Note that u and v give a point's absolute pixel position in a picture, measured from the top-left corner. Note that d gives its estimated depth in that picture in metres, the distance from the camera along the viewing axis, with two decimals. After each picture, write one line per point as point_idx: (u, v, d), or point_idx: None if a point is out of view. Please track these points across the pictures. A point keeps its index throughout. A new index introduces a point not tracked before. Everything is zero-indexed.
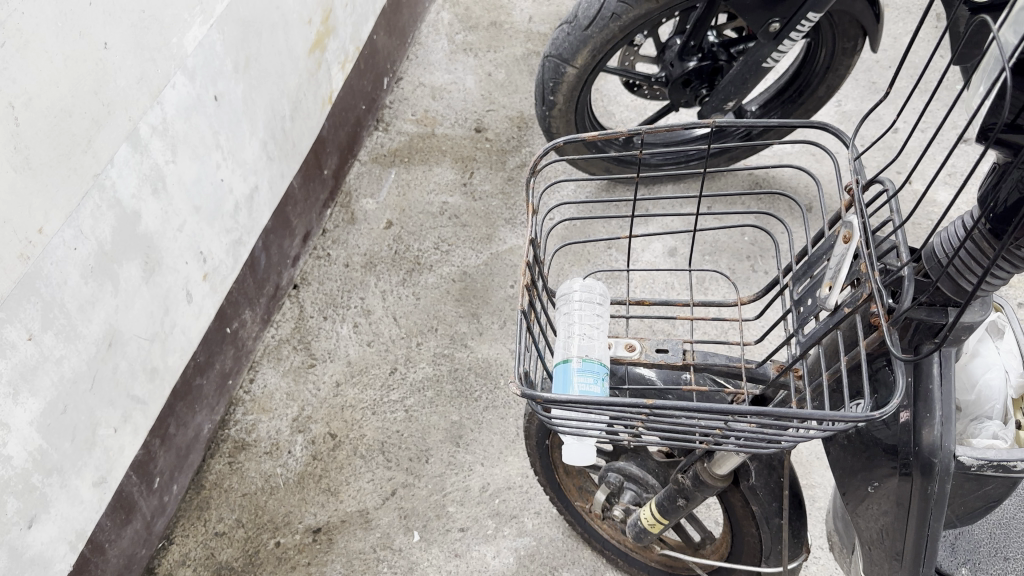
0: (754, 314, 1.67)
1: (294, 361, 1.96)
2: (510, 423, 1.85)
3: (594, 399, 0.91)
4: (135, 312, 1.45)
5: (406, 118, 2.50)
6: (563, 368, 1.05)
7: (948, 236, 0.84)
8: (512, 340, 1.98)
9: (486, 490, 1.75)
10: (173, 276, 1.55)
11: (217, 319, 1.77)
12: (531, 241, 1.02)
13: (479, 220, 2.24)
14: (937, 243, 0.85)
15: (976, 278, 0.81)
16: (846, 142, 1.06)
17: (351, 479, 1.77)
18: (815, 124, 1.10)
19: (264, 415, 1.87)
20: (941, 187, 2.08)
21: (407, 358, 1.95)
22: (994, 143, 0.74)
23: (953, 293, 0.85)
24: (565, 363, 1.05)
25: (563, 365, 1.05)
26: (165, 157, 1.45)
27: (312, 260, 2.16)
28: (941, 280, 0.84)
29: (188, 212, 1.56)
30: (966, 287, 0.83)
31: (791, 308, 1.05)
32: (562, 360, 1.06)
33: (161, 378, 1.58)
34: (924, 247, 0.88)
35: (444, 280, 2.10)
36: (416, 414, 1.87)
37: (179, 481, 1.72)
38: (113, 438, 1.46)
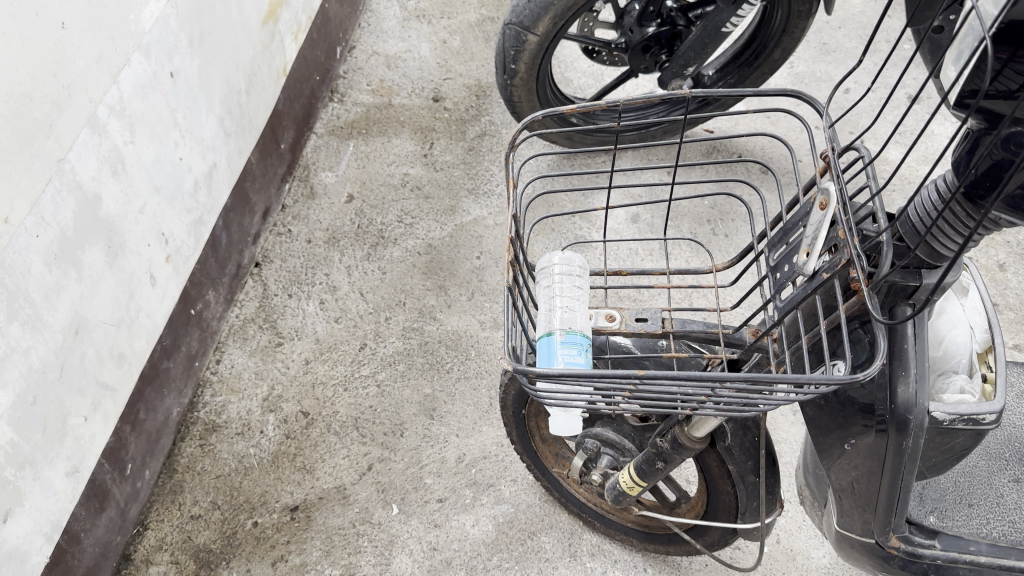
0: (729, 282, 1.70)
1: (261, 341, 1.93)
2: (483, 393, 1.86)
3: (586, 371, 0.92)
4: (99, 298, 1.42)
5: (361, 88, 2.46)
6: (546, 342, 1.07)
7: (925, 204, 0.87)
8: (481, 311, 1.99)
9: (462, 460, 1.77)
10: (136, 260, 1.52)
11: (181, 301, 1.73)
12: (513, 217, 1.02)
13: (441, 191, 2.23)
14: (914, 210, 0.89)
15: (957, 243, 0.84)
16: (817, 108, 1.07)
17: (326, 457, 1.77)
18: (784, 90, 1.10)
19: (234, 396, 1.85)
20: (893, 147, 2.14)
21: (376, 334, 1.94)
22: (974, 111, 0.77)
23: (931, 258, 0.88)
24: (548, 336, 1.07)
25: (547, 339, 1.07)
26: (124, 138, 1.41)
27: (272, 237, 2.12)
28: (921, 247, 0.87)
29: (149, 194, 1.52)
30: (947, 252, 0.86)
31: (767, 275, 1.07)
32: (546, 333, 1.07)
33: (129, 364, 1.55)
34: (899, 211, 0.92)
35: (409, 254, 2.09)
36: (388, 389, 1.86)
37: (151, 466, 1.69)
38: (83, 426, 1.43)
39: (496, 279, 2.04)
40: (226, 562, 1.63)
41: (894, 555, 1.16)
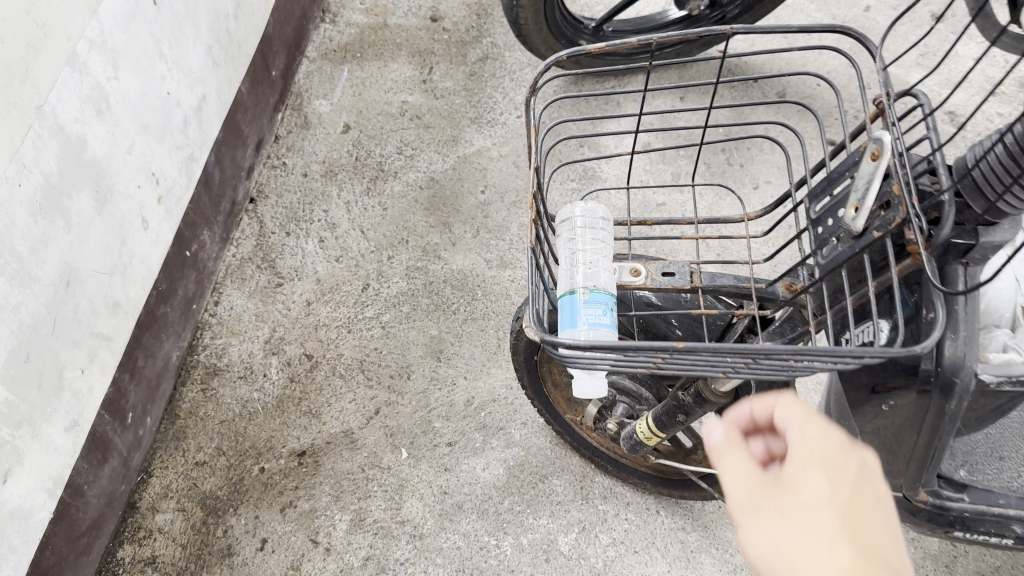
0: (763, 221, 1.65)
1: (260, 281, 1.87)
2: (491, 334, 1.81)
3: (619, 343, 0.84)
4: (90, 246, 1.35)
5: (354, 8, 2.32)
6: (569, 301, 1.01)
7: (992, 168, 0.80)
8: (486, 249, 1.92)
9: (471, 404, 1.73)
10: (126, 203, 1.44)
11: (176, 243, 1.66)
12: (535, 169, 0.96)
13: (442, 121, 2.13)
14: (970, 155, 0.84)
15: None
16: (866, 46, 0.98)
17: (332, 401, 1.73)
18: (828, 26, 1.01)
19: (234, 338, 1.80)
20: (915, 71, 2.05)
21: (379, 273, 1.88)
22: None
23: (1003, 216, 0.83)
24: (572, 295, 1.01)
25: (571, 298, 1.01)
26: (107, 74, 1.32)
27: (266, 170, 2.03)
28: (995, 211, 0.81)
29: (136, 132, 1.43)
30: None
31: (808, 227, 1.01)
32: (570, 292, 1.01)
33: (125, 312, 1.49)
34: (956, 158, 0.86)
35: (411, 188, 2.01)
36: (393, 331, 1.81)
37: (152, 413, 1.64)
38: (81, 379, 1.38)
39: (502, 214, 1.97)
40: (234, 508, 1.61)
41: (921, 508, 1.14)
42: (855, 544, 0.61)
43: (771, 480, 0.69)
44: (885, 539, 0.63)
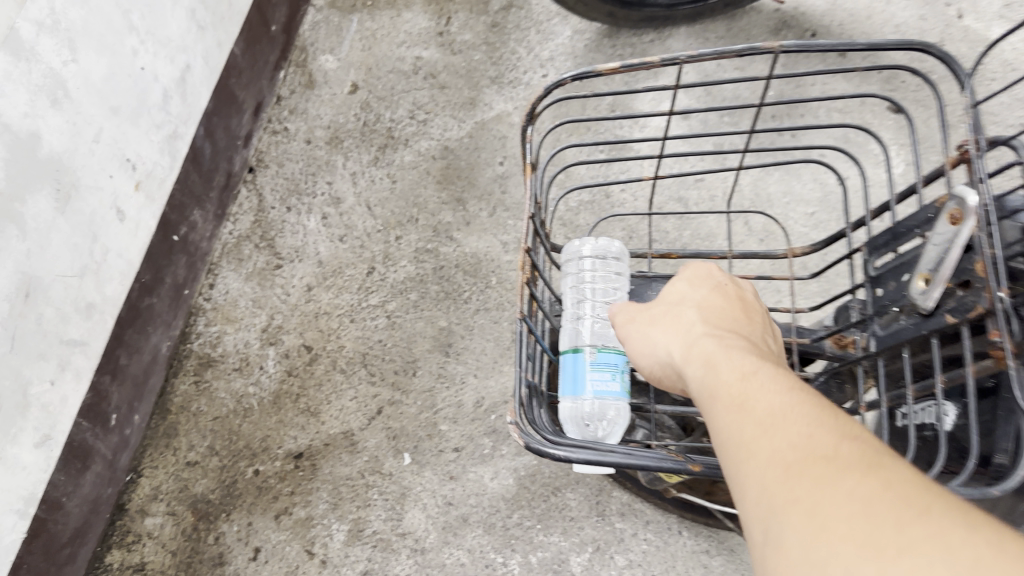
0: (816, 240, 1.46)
1: (258, 262, 1.73)
2: (505, 327, 1.65)
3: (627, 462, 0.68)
4: (53, 250, 1.22)
5: None
6: (572, 358, 0.86)
7: None
8: (503, 231, 1.73)
9: (480, 406, 1.59)
10: (96, 196, 1.30)
11: (160, 228, 1.52)
12: (530, 218, 0.79)
13: (459, 80, 1.91)
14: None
15: None
16: (949, 64, 0.79)
17: (332, 398, 1.61)
18: (905, 41, 0.80)
19: (230, 326, 1.68)
20: (1003, 28, 1.76)
21: (385, 256, 1.73)
22: None
23: None
24: (575, 353, 0.85)
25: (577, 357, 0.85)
26: (63, 58, 1.16)
27: (267, 136, 1.87)
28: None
29: (104, 116, 1.28)
30: None
31: (865, 281, 0.83)
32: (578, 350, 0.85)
33: (100, 313, 1.36)
34: None
35: (423, 158, 1.83)
36: (398, 322, 1.67)
37: (140, 410, 1.55)
38: (51, 392, 1.26)
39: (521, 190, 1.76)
40: (226, 513, 1.52)
41: None
42: (716, 330, 0.72)
43: (668, 307, 0.77)
44: (749, 329, 0.74)
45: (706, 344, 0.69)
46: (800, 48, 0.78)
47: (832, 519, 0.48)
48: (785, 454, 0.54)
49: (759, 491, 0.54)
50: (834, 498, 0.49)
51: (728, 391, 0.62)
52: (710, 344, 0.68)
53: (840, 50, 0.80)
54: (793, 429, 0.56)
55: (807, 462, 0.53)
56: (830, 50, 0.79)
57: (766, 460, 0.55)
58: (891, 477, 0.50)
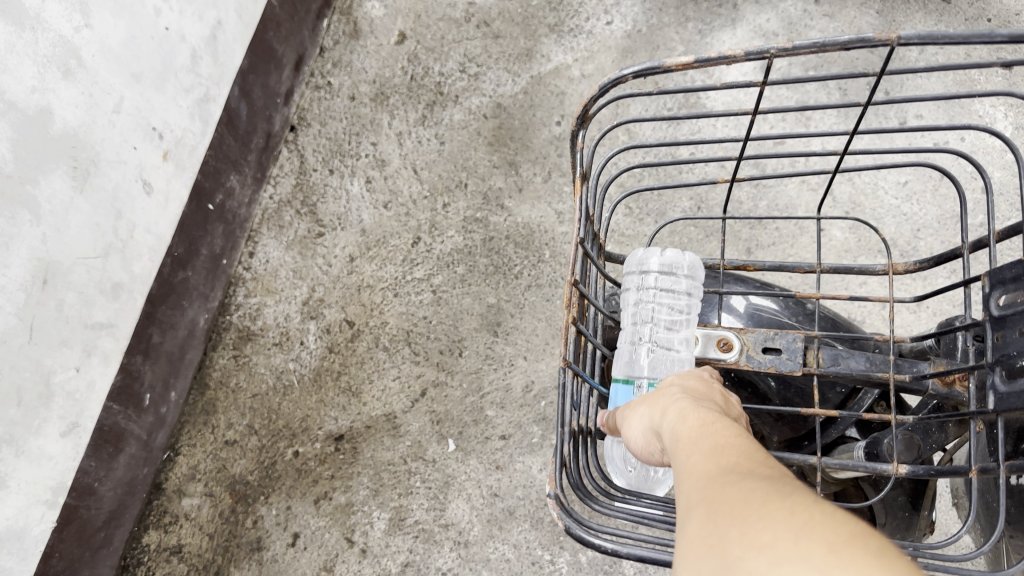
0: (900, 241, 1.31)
1: (299, 230, 1.64)
2: (558, 306, 1.52)
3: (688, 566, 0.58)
4: (72, 234, 1.13)
5: None
6: (622, 391, 0.75)
7: None
8: (558, 199, 1.59)
9: (530, 390, 1.49)
10: (119, 171, 1.20)
11: (193, 197, 1.43)
12: (577, 242, 0.66)
13: (515, 28, 1.74)
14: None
15: None
16: None
17: (374, 377, 1.54)
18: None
19: (270, 298, 1.60)
20: None
21: (432, 225, 1.61)
22: None
23: None
24: (625, 386, 0.75)
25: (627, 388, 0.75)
26: (73, 24, 1.05)
27: (309, 91, 1.74)
28: None
29: (124, 83, 1.18)
30: None
31: (986, 320, 0.68)
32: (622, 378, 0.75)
33: (128, 293, 1.28)
34: None
35: (474, 117, 1.68)
36: (444, 297, 1.56)
37: (177, 388, 1.49)
38: (76, 379, 1.20)
39: None
40: (265, 496, 1.48)
41: None
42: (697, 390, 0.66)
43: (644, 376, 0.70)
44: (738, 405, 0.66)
45: (675, 398, 0.63)
46: (920, 40, 0.62)
47: (717, 522, 0.44)
48: (697, 477, 0.50)
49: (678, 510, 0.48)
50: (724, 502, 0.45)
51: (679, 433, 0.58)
52: (672, 397, 0.63)
53: (973, 41, 0.62)
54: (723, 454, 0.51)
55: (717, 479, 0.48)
56: (961, 42, 0.62)
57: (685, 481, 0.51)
58: (793, 488, 0.44)
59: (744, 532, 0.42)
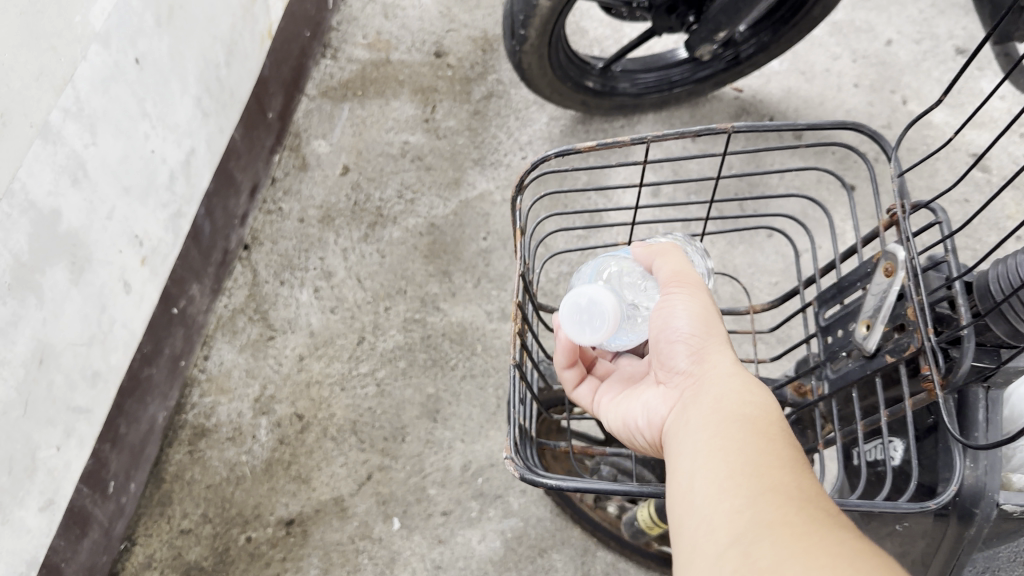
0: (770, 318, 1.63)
1: (251, 334, 1.80)
2: (490, 393, 1.72)
3: (609, 489, 0.79)
4: (66, 320, 1.28)
5: (356, 42, 2.20)
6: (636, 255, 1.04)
7: (1007, 273, 0.74)
8: (487, 300, 1.82)
9: (468, 469, 1.65)
10: (106, 270, 1.37)
11: (161, 301, 1.59)
12: (521, 273, 0.87)
13: (445, 162, 2.02)
14: (993, 275, 0.77)
15: None
16: (885, 149, 0.90)
17: (323, 465, 1.66)
18: (839, 122, 0.93)
19: (223, 396, 1.73)
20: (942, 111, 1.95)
21: (375, 326, 1.80)
22: None
23: (1008, 335, 0.77)
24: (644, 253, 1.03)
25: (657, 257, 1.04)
26: (84, 141, 1.25)
27: (261, 215, 1.96)
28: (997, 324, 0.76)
29: (117, 195, 1.37)
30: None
31: (817, 331, 0.92)
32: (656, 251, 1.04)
33: (105, 382, 1.41)
34: (977, 277, 0.79)
35: (411, 234, 1.92)
36: (387, 389, 1.74)
37: (136, 479, 1.58)
38: (56, 456, 1.30)
39: (504, 262, 1.87)
40: None
41: None
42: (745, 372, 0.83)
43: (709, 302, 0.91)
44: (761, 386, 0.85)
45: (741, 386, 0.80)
46: (747, 129, 0.90)
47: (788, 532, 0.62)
48: (777, 486, 0.67)
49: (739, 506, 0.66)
50: (801, 521, 0.62)
51: (752, 413, 0.76)
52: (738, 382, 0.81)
53: (783, 129, 0.92)
54: (798, 476, 0.68)
55: (784, 496, 0.66)
56: (775, 130, 0.91)
57: (763, 480, 0.68)
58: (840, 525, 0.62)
59: (825, 550, 0.59)
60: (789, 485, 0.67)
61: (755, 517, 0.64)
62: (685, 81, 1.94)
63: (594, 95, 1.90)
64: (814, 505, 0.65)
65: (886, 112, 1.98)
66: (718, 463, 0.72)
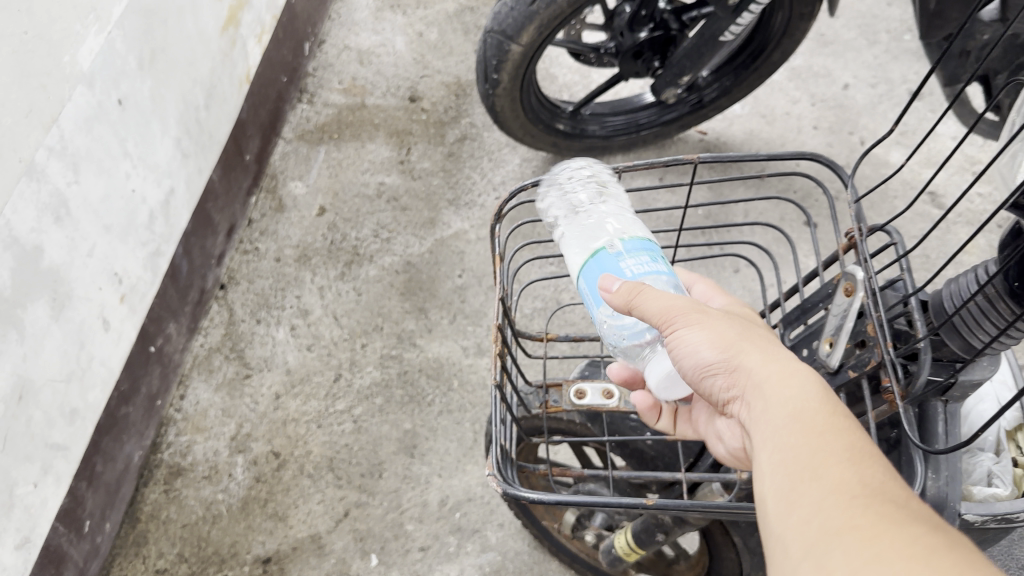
0: None
1: (227, 373, 1.81)
2: (467, 428, 1.74)
3: (586, 501, 0.82)
4: (46, 356, 1.28)
5: (331, 87, 2.26)
6: (597, 260, 0.85)
7: (961, 289, 0.80)
8: (463, 336, 1.85)
9: (445, 504, 1.66)
10: (86, 307, 1.38)
11: (139, 340, 1.60)
12: (500, 297, 0.91)
13: (420, 202, 2.06)
14: (946, 294, 0.82)
15: (988, 338, 0.78)
16: (842, 178, 0.96)
17: (299, 502, 1.66)
18: (798, 153, 0.99)
19: (200, 435, 1.73)
20: (896, 150, 2.04)
21: (351, 363, 1.82)
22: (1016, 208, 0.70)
23: (961, 349, 0.81)
24: (601, 253, 0.85)
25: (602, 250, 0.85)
26: (67, 179, 1.27)
27: (238, 255, 1.98)
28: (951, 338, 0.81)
29: (97, 233, 1.39)
30: (975, 345, 0.80)
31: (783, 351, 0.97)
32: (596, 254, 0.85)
33: (83, 419, 1.41)
34: (932, 296, 0.84)
35: (387, 273, 1.95)
36: (364, 426, 1.75)
37: (111, 518, 1.57)
38: (33, 494, 1.29)
39: (479, 299, 1.90)
40: None
41: None
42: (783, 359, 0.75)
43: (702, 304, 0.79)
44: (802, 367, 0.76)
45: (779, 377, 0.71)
46: (712, 160, 0.95)
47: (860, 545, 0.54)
48: (838, 487, 0.59)
49: (804, 526, 0.59)
50: (864, 521, 0.56)
51: (795, 410, 0.68)
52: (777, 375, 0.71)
53: (746, 160, 0.97)
54: (860, 468, 0.61)
55: (847, 501, 0.58)
56: (738, 161, 0.97)
57: (821, 486, 0.60)
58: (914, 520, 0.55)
59: (897, 555, 0.52)
60: (849, 482, 0.59)
61: (818, 528, 0.57)
62: (652, 124, 2.01)
63: (565, 137, 1.96)
64: (883, 498, 0.58)
65: (844, 152, 2.07)
66: (773, 474, 0.64)
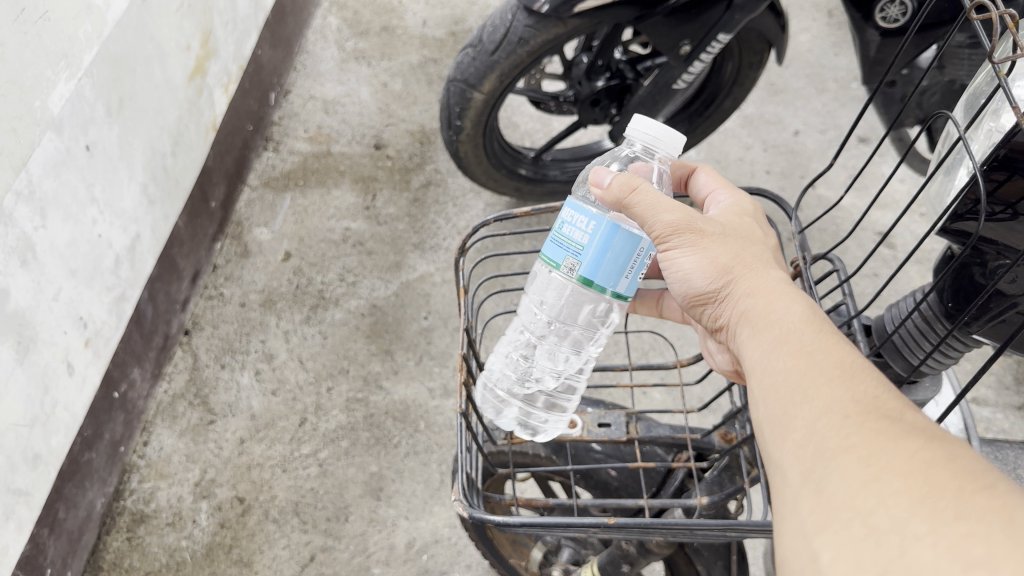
0: (695, 376, 1.73)
1: (191, 419, 1.79)
2: (433, 469, 1.75)
3: (548, 523, 0.84)
4: (9, 400, 1.28)
5: (297, 136, 2.30)
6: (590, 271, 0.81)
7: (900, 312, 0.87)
8: (429, 378, 1.87)
9: (412, 546, 1.66)
10: (51, 351, 1.38)
11: (103, 385, 1.59)
12: (464, 328, 0.94)
13: (385, 246, 2.09)
14: (887, 317, 0.89)
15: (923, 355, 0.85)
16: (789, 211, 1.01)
17: (264, 547, 1.65)
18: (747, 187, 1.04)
19: (163, 481, 1.71)
20: (844, 192, 2.13)
21: (317, 406, 1.82)
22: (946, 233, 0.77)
23: (902, 369, 0.88)
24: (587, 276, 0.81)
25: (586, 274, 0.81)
26: (34, 224, 1.29)
27: (203, 300, 1.98)
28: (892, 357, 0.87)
29: (63, 277, 1.39)
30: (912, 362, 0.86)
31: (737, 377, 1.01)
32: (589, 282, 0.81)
33: (45, 465, 1.39)
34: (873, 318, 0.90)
35: (353, 316, 1.97)
36: (330, 469, 1.74)
37: (72, 567, 1.54)
38: None
39: (445, 340, 1.93)
40: None
41: None
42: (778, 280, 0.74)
43: (697, 218, 0.79)
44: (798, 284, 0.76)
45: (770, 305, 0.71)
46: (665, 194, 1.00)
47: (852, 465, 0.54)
48: (831, 406, 0.59)
49: (798, 449, 0.59)
50: (862, 441, 0.55)
51: (788, 333, 0.68)
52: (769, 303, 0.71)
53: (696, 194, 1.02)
54: (853, 385, 0.61)
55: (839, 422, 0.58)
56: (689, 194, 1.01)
57: (815, 406, 0.60)
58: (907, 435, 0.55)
59: (896, 475, 0.52)
60: (842, 402, 0.59)
61: (817, 452, 0.57)
62: None
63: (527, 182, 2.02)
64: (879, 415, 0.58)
65: (795, 195, 2.15)
66: (770, 396, 0.64)
